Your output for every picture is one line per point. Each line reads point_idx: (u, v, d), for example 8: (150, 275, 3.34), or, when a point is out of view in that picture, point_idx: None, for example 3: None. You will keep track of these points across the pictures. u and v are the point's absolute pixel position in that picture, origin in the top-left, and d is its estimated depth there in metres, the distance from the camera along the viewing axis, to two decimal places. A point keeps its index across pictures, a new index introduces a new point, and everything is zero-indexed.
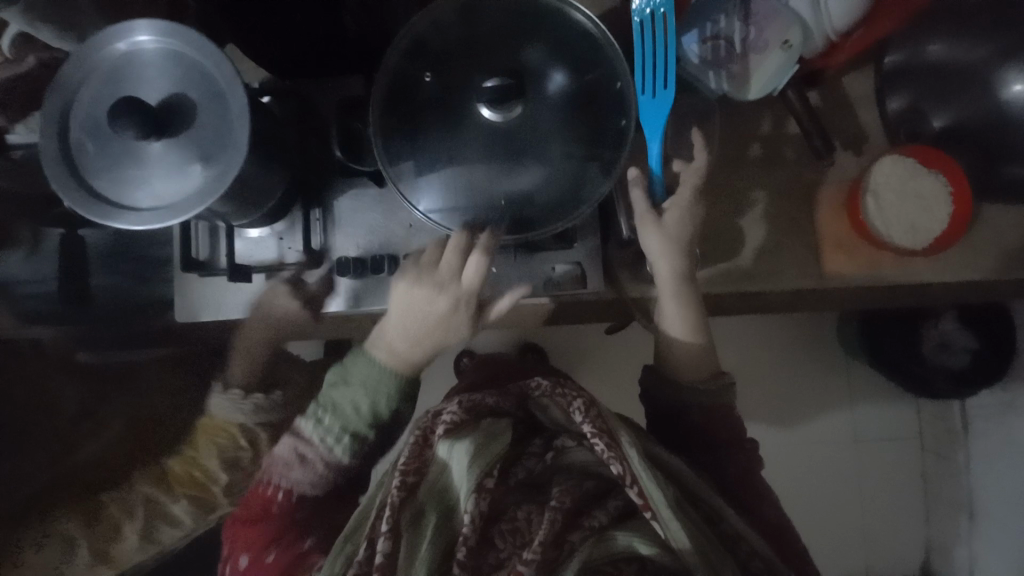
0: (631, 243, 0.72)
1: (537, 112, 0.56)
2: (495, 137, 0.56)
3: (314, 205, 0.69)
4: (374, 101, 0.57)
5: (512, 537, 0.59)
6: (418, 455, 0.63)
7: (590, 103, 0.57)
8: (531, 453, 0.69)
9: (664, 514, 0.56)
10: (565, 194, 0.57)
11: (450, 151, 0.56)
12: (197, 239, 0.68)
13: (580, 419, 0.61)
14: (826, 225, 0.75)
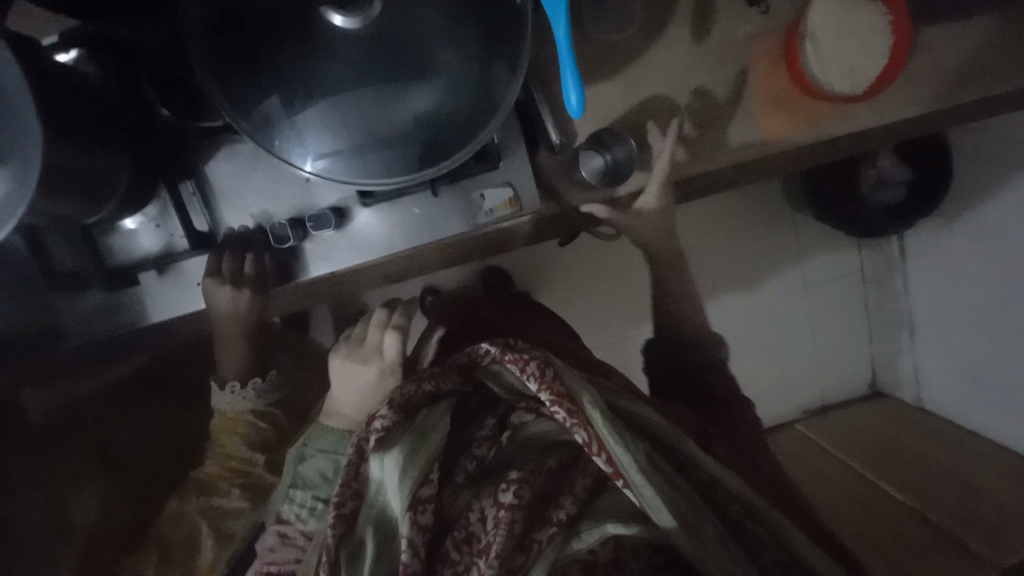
0: (562, 149, 0.62)
1: (409, 8, 0.45)
2: (365, 53, 0.45)
3: (183, 178, 0.57)
4: (223, 23, 0.44)
5: (468, 548, 0.46)
6: (352, 477, 0.47)
7: (469, 8, 0.47)
8: (480, 438, 0.52)
9: (638, 480, 0.43)
10: (471, 109, 0.48)
11: (317, 81, 0.46)
12: (57, 250, 0.56)
13: (533, 388, 0.44)
14: (763, 83, 0.64)
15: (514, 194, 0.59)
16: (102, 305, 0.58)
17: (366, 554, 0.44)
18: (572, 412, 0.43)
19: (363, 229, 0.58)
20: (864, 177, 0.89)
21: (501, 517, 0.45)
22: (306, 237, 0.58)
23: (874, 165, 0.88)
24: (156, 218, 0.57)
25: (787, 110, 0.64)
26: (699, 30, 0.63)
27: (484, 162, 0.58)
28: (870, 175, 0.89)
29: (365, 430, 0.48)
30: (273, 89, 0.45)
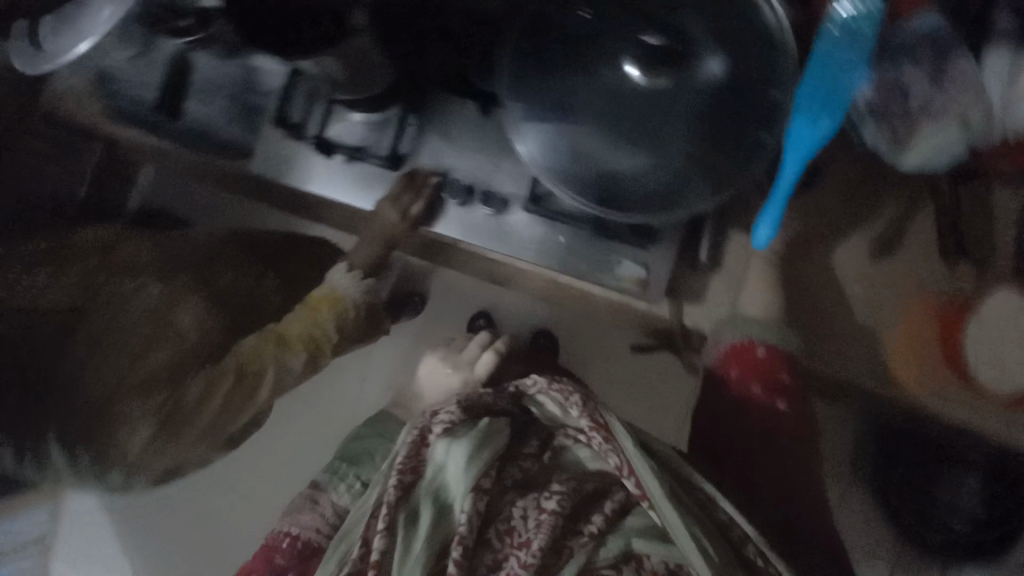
0: (701, 268, 0.67)
1: (679, 93, 0.49)
2: (618, 104, 0.50)
3: (411, 107, 0.65)
4: (533, 24, 0.50)
5: (510, 539, 0.49)
6: (415, 454, 0.51)
7: (727, 118, 0.49)
8: (527, 454, 0.55)
9: (662, 501, 0.45)
10: (665, 195, 0.51)
11: (572, 103, 0.50)
12: (297, 100, 0.67)
13: (573, 413, 0.49)
14: (908, 335, 0.64)
15: (646, 276, 0.62)
16: (290, 154, 0.68)
17: (421, 521, 0.48)
18: (606, 439, 0.48)
19: (516, 227, 0.64)
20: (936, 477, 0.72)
21: (544, 517, 0.49)
22: (465, 204, 0.65)
23: (958, 473, 0.71)
24: (374, 122, 0.66)
25: (930, 371, 0.63)
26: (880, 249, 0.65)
27: (642, 241, 0.62)
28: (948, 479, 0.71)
29: (428, 418, 0.53)
30: (532, 91, 0.51)
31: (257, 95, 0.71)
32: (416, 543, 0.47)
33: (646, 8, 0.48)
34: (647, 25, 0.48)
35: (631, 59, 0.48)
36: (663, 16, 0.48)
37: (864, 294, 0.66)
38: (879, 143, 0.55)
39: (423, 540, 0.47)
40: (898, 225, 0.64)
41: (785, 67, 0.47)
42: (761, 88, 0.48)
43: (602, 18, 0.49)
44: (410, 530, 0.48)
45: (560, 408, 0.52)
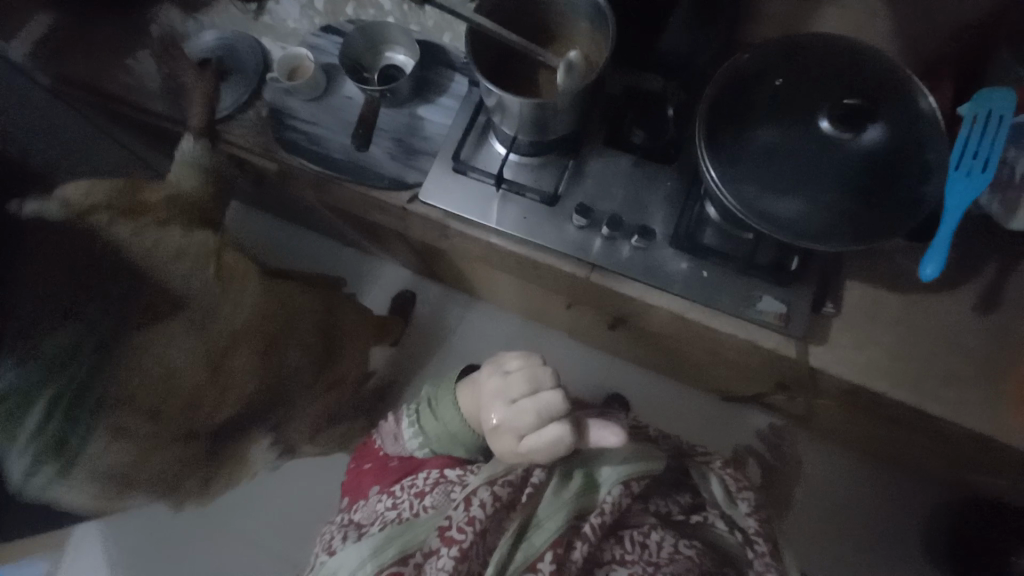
0: (826, 314, 0.72)
1: (858, 145, 0.57)
2: (803, 151, 0.58)
3: (571, 156, 0.74)
4: (720, 91, 0.62)
5: (641, 549, 0.78)
6: (570, 441, 0.78)
7: (892, 173, 0.57)
8: (673, 501, 0.84)
9: None
10: (820, 231, 0.59)
11: (762, 150, 0.60)
12: (467, 140, 0.76)
13: (747, 510, 0.79)
14: (1018, 383, 0.70)
15: (786, 312, 0.68)
16: (454, 183, 0.76)
17: (575, 479, 0.74)
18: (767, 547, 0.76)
19: (662, 262, 0.71)
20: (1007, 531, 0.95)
21: (677, 556, 0.77)
22: (611, 239, 0.72)
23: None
24: (535, 164, 0.75)
25: None
26: (985, 306, 0.72)
27: (782, 279, 0.68)
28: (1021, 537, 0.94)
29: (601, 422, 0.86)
30: (721, 140, 0.60)
31: (420, 139, 0.83)
32: (565, 495, 0.72)
33: (834, 83, 0.59)
34: (832, 93, 0.59)
35: (824, 115, 0.57)
36: (846, 90, 0.59)
37: (974, 346, 0.72)
38: (992, 208, 0.63)
39: (570, 494, 0.72)
40: (995, 286, 0.73)
41: (938, 135, 0.57)
42: (921, 151, 0.57)
43: (792, 88, 0.60)
44: (566, 479, 0.74)
45: (726, 495, 0.81)
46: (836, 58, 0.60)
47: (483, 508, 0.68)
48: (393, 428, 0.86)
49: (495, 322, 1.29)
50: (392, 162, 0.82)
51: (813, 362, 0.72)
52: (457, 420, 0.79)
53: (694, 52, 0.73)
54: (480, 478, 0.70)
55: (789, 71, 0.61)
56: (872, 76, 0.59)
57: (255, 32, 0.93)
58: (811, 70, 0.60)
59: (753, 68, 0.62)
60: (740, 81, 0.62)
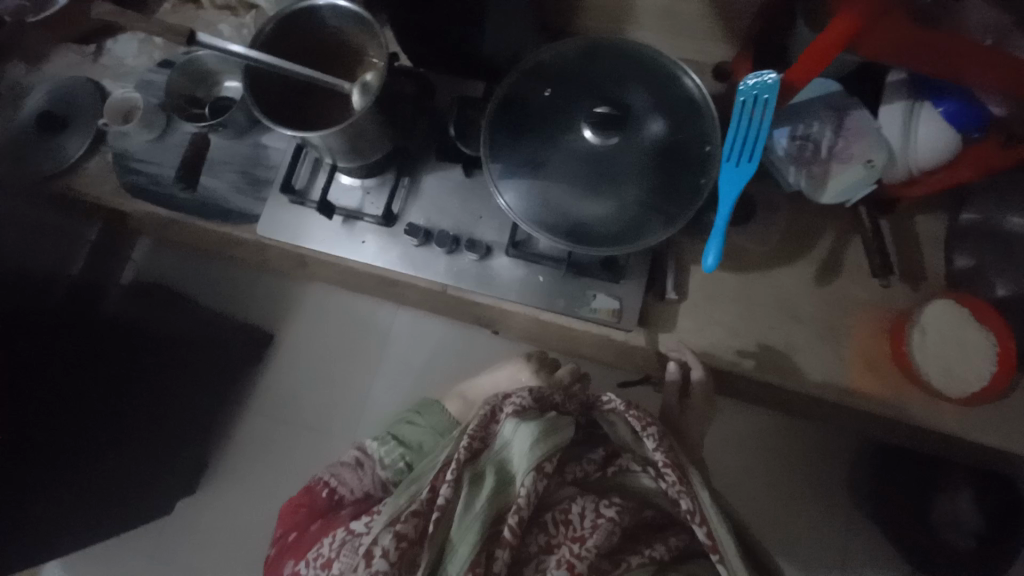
0: (669, 300, 0.73)
1: (628, 146, 0.59)
2: (581, 160, 0.60)
3: (404, 173, 0.74)
4: (502, 100, 0.62)
5: (564, 528, 0.57)
6: (484, 425, 0.61)
7: (668, 166, 0.59)
8: (590, 459, 0.62)
9: (733, 561, 0.52)
10: (624, 231, 0.60)
11: (544, 163, 0.60)
12: (300, 170, 0.75)
13: (652, 446, 0.56)
14: (862, 344, 0.72)
15: (619, 306, 0.70)
16: (294, 216, 0.76)
17: (486, 481, 0.57)
18: (682, 482, 0.54)
19: (499, 272, 0.71)
20: (937, 499, 1.03)
21: (601, 522, 0.56)
22: (452, 252, 0.72)
23: (949, 495, 1.03)
24: (369, 187, 0.75)
25: (882, 376, 0.70)
26: (825, 274, 0.73)
27: (612, 276, 0.70)
28: (944, 503, 1.03)
29: (499, 400, 0.62)
30: (519, 149, 0.61)
31: (264, 168, 0.81)
32: (477, 504, 0.55)
33: (604, 89, 0.61)
34: (597, 100, 0.60)
35: (586, 123, 0.58)
36: (611, 94, 0.60)
37: (818, 314, 0.73)
38: (801, 184, 0.65)
39: (481, 505, 0.55)
40: (834, 253, 0.74)
41: (709, 122, 0.59)
42: (693, 141, 0.59)
43: (562, 98, 0.61)
44: (474, 487, 0.56)
45: (634, 434, 0.61)
46: (602, 61, 0.61)
47: (386, 559, 0.51)
48: (348, 461, 0.74)
49: (418, 328, 1.29)
50: (239, 195, 0.80)
51: (661, 347, 0.74)
52: (445, 420, 0.78)
53: (506, 58, 0.75)
54: (378, 524, 0.54)
55: (559, 80, 0.61)
56: (635, 75, 0.60)
57: (97, 76, 0.91)
58: (576, 79, 0.61)
59: (528, 76, 0.62)
60: (515, 91, 0.62)
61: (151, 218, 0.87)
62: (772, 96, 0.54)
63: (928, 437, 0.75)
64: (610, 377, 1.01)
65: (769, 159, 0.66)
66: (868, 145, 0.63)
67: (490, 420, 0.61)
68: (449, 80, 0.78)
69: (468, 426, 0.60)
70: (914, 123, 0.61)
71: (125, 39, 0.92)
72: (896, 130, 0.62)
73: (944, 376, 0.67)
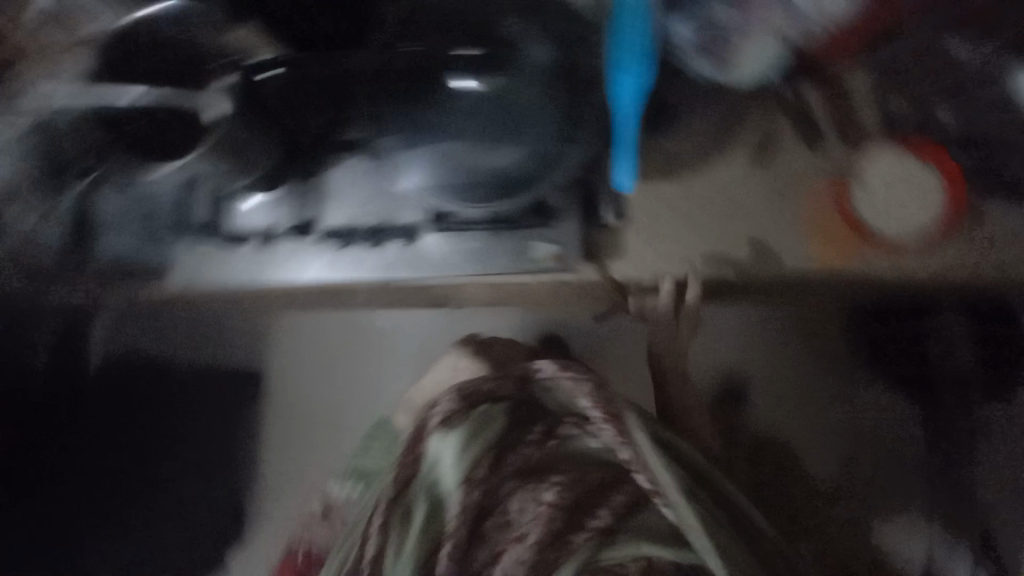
0: (611, 229, 0.71)
1: (509, 80, 0.56)
2: (466, 116, 0.58)
3: (297, 176, 0.68)
4: (372, 77, 0.58)
5: (507, 530, 0.56)
6: (407, 451, 0.56)
7: (556, 92, 0.57)
8: (528, 440, 0.58)
9: (676, 500, 0.50)
10: (541, 169, 0.59)
11: (434, 128, 0.60)
12: (197, 205, 0.71)
13: (585, 403, 0.54)
14: (810, 218, 0.70)
15: (561, 251, 0.69)
16: (215, 254, 0.73)
17: (415, 515, 0.54)
18: (618, 429, 0.52)
19: (431, 252, 0.68)
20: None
21: (542, 510, 0.56)
22: (375, 246, 0.69)
23: None
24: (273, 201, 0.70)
25: (835, 244, 0.69)
26: (758, 158, 0.70)
27: (546, 219, 0.67)
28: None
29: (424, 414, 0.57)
30: (399, 140, 0.61)
31: (157, 215, 0.73)
32: (407, 546, 0.53)
33: (467, 18, 0.54)
34: (460, 40, 0.55)
35: (455, 74, 0.56)
36: (474, 25, 0.54)
37: (761, 201, 0.70)
38: (714, 75, 0.68)
39: (411, 546, 0.53)
40: (764, 131, 0.70)
41: (587, 30, 0.55)
42: (574, 55, 0.55)
43: (422, 48, 0.55)
44: (404, 526, 0.54)
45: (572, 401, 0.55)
46: None
47: None
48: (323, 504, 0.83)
49: None
50: (149, 247, 0.75)
51: (617, 277, 0.73)
52: (392, 437, 0.83)
53: None
54: None
55: (414, 29, 0.55)
56: (492, 1, 0.54)
57: None
58: (431, 20, 0.55)
59: (382, 37, 0.56)
60: (376, 63, 0.57)
61: (74, 297, 0.83)
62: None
63: (901, 299, 0.74)
64: None
65: (677, 55, 0.67)
66: (768, 10, 0.63)
67: (415, 441, 0.56)
68: None
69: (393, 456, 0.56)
70: None
71: None
72: None
73: (897, 227, 0.66)
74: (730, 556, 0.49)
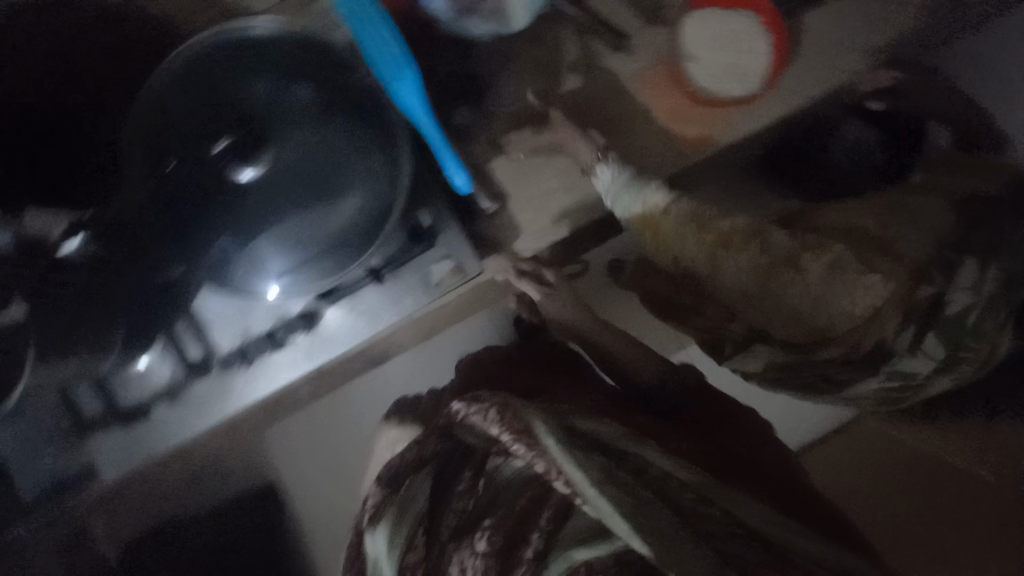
0: (493, 213, 0.69)
1: (297, 140, 0.53)
2: (274, 193, 0.53)
3: (173, 320, 0.64)
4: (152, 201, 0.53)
5: None
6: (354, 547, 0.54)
7: (350, 127, 0.54)
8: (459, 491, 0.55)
9: (591, 496, 0.41)
10: (382, 201, 0.55)
11: (247, 224, 0.53)
12: (85, 400, 0.66)
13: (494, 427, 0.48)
14: (661, 109, 0.69)
15: (455, 262, 0.66)
16: (132, 436, 0.67)
17: None
18: (529, 445, 0.44)
19: (337, 324, 0.67)
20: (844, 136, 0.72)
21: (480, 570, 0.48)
22: (281, 347, 0.67)
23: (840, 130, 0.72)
24: (158, 358, 0.65)
25: (695, 121, 0.69)
26: (588, 78, 0.69)
27: (426, 241, 0.64)
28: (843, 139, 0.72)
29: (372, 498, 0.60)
30: (206, 253, 0.55)
31: (32, 426, 0.64)
32: None
33: (224, 109, 0.52)
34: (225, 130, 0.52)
35: (235, 167, 0.51)
36: (234, 113, 0.52)
37: (612, 116, 0.69)
38: (491, 28, 0.64)
39: None
40: (580, 50, 0.68)
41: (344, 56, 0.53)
42: (346, 84, 0.54)
43: (194, 155, 0.52)
44: None
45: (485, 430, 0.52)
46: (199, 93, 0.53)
47: None
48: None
49: None
50: (43, 468, 0.65)
51: (524, 255, 0.72)
52: None
53: None
54: None
55: (179, 139, 0.52)
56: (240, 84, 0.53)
57: None
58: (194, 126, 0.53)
59: (150, 155, 0.52)
60: (153, 184, 0.53)
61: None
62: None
63: None
64: None
65: (448, 27, 0.64)
66: None
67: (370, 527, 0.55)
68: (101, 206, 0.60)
69: None
70: None
71: None
72: None
73: (738, 79, 0.67)
74: (677, 553, 0.38)
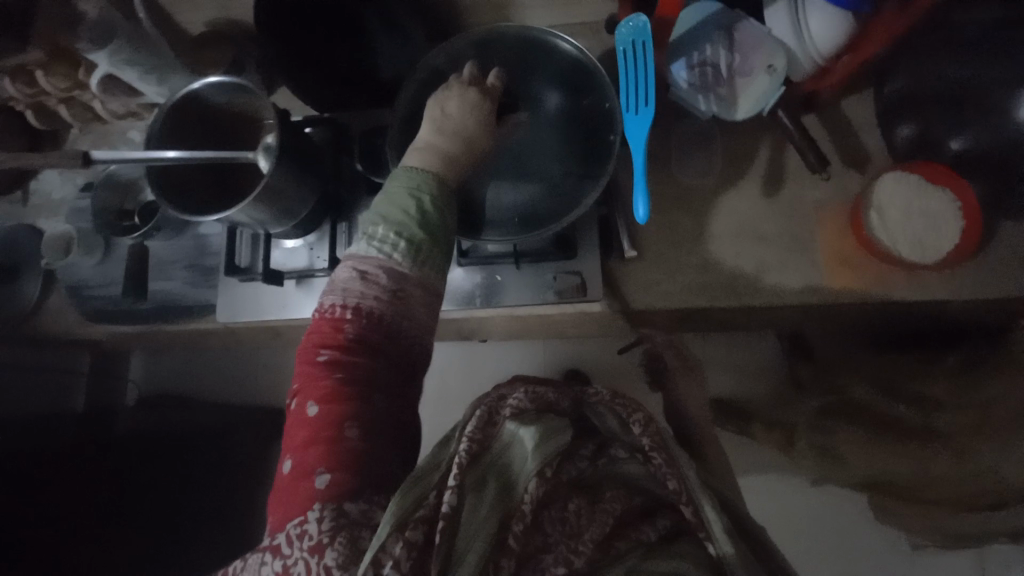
0: (632, 258, 0.73)
1: (534, 125, 0.61)
2: (492, 155, 0.61)
3: (342, 219, 0.75)
4: (402, 121, 0.62)
5: (562, 525, 0.49)
6: (482, 429, 0.52)
7: (576, 134, 0.60)
8: (581, 454, 0.56)
9: (716, 534, 0.53)
10: (560, 205, 0.60)
11: None
12: (241, 247, 0.76)
13: (637, 430, 0.58)
14: (828, 241, 0.71)
15: (583, 281, 0.70)
16: (255, 293, 0.76)
17: (488, 486, 0.48)
18: (668, 462, 0.55)
19: (459, 284, 0.72)
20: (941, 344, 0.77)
21: (598, 511, 0.52)
22: None
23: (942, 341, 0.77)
24: (313, 242, 0.75)
25: (856, 265, 0.70)
26: (770, 187, 0.73)
27: (568, 253, 0.70)
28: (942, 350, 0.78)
29: (494, 401, 0.56)
30: None
31: (210, 255, 0.82)
32: (483, 508, 0.46)
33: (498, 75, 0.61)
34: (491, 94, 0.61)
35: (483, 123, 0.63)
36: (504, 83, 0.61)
37: (778, 227, 0.72)
38: (714, 109, 0.69)
39: (486, 512, 0.46)
40: (775, 160, 0.73)
41: (601, 77, 0.59)
42: (592, 100, 0.60)
43: None
44: (478, 493, 0.47)
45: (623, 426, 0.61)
46: (488, 55, 0.62)
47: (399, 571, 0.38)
48: (341, 280, 0.51)
49: None
50: (194, 289, 0.81)
51: (640, 306, 0.73)
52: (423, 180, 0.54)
53: (404, 75, 0.74)
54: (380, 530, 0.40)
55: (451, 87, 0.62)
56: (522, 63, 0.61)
57: (30, 219, 0.90)
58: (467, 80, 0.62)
59: (418, 88, 0.62)
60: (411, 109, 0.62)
61: (120, 338, 0.88)
62: (645, 39, 0.57)
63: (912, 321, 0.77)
64: (607, 349, 0.98)
65: (677, 95, 0.70)
66: (766, 51, 0.66)
67: (488, 421, 0.53)
68: (358, 114, 0.78)
69: (464, 428, 0.52)
70: (804, 15, 0.63)
71: (46, 175, 0.91)
72: (788, 32, 0.65)
73: (916, 248, 0.67)
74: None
